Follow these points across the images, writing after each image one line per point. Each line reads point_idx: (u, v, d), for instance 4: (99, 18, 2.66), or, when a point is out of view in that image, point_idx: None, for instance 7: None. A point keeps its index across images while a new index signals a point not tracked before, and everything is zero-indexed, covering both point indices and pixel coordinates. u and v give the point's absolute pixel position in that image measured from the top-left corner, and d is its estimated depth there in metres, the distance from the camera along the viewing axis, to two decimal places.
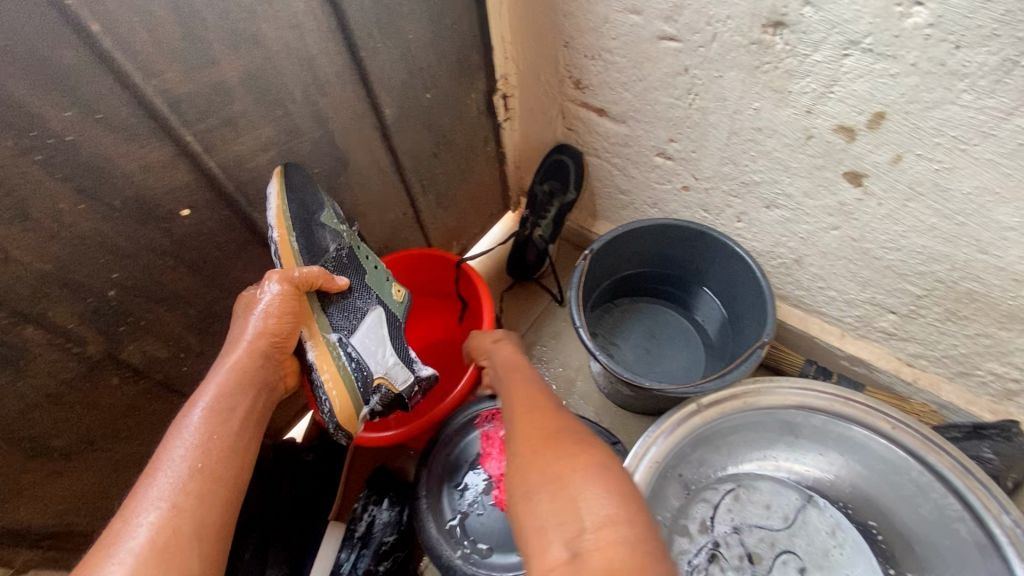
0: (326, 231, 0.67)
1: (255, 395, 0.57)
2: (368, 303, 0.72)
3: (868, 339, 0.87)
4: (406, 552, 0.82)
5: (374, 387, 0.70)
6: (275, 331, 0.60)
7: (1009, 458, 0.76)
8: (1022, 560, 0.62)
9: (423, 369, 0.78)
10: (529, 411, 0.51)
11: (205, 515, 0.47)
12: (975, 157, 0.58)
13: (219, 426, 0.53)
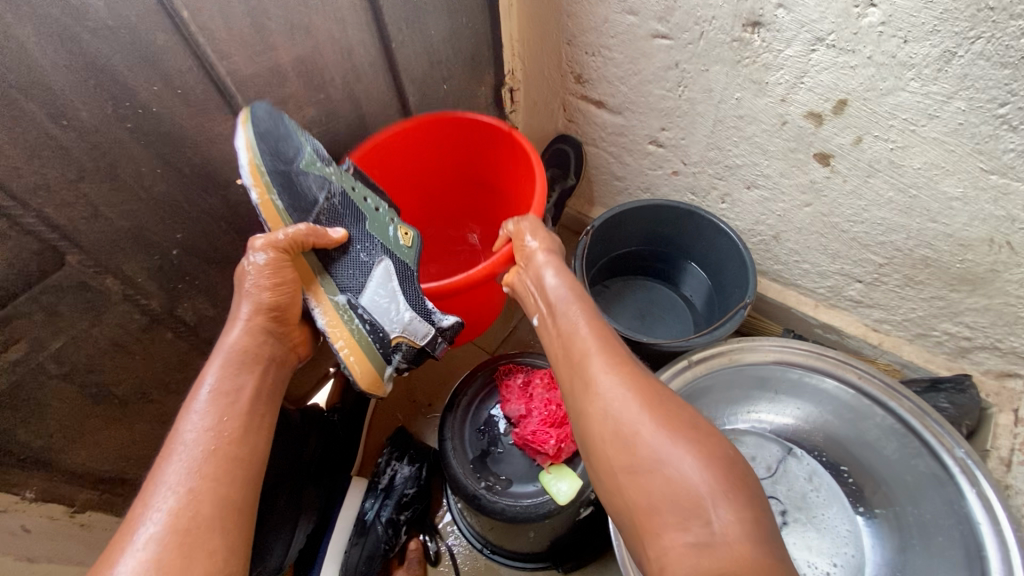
0: (310, 178, 0.64)
1: (257, 375, 0.59)
2: (372, 253, 0.69)
3: (838, 308, 0.97)
4: (424, 506, 0.89)
5: (389, 347, 0.70)
6: (272, 300, 0.61)
7: (963, 406, 0.85)
8: (972, 486, 0.71)
9: (444, 319, 0.72)
10: (628, 389, 0.53)
11: (223, 493, 0.50)
12: (923, 136, 0.68)
13: (226, 409, 0.55)
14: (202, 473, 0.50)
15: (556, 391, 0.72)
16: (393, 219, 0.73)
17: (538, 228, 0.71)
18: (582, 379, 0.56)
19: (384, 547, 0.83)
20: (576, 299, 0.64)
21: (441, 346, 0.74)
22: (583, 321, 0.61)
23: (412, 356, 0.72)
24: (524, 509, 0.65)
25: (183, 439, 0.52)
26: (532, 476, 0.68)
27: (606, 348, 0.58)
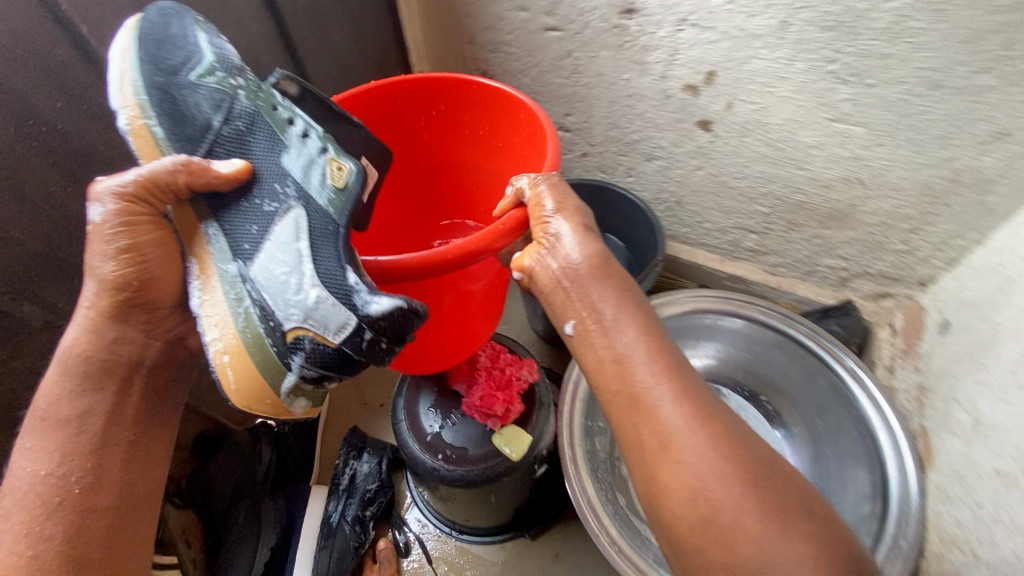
0: (201, 94, 0.47)
1: (107, 392, 0.51)
2: (280, 198, 0.48)
3: (740, 259, 1.09)
4: (390, 497, 0.90)
5: (287, 346, 0.46)
6: (129, 266, 0.47)
7: (850, 327, 0.99)
8: (862, 388, 0.84)
9: (371, 304, 0.44)
10: (731, 465, 0.42)
11: (77, 554, 0.47)
12: (778, 96, 0.80)
13: (64, 450, 0.49)
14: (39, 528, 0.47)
15: (501, 358, 0.75)
16: (322, 150, 0.48)
17: (561, 188, 0.54)
18: (654, 435, 0.44)
19: (353, 546, 0.84)
20: (630, 320, 0.49)
21: (370, 340, 0.46)
22: (646, 352, 0.47)
23: (325, 358, 0.46)
24: (481, 470, 0.70)
25: (19, 484, 0.48)
26: (485, 439, 0.71)
27: (681, 393, 0.45)
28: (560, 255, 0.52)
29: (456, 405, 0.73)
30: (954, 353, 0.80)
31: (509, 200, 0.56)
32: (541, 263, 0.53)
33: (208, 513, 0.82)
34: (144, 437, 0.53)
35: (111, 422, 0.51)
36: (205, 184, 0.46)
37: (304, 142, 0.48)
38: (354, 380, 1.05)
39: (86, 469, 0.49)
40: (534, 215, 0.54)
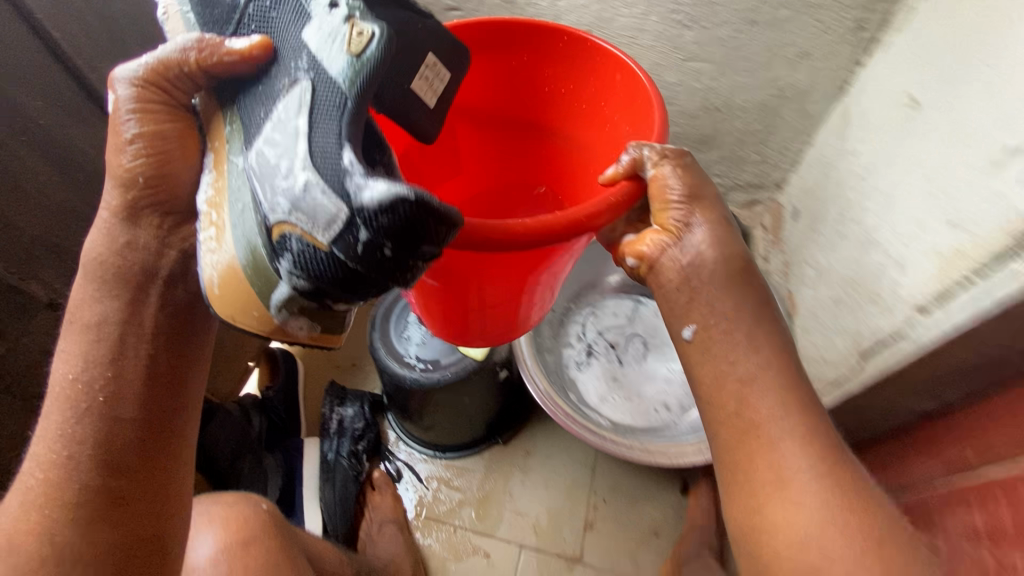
0: None
1: (125, 302, 0.54)
2: (289, 72, 0.44)
3: None
4: (377, 433, 1.02)
5: (273, 244, 0.44)
6: (147, 152, 0.49)
7: None
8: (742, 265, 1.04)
9: (365, 192, 0.38)
10: (844, 522, 0.47)
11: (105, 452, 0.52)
12: (642, 45, 0.99)
13: (88, 363, 0.53)
14: (69, 438, 0.52)
15: None
16: (348, 17, 0.42)
17: (690, 173, 0.55)
18: (769, 471, 0.51)
19: (353, 475, 0.97)
20: (756, 347, 0.54)
21: (367, 242, 0.40)
22: (772, 389, 0.52)
23: (314, 262, 0.42)
24: (453, 373, 0.84)
25: (54, 394, 0.53)
26: (452, 350, 0.86)
27: (794, 428, 0.51)
28: (686, 248, 0.56)
29: (423, 328, 0.87)
30: (804, 231, 1.03)
31: (622, 170, 0.53)
32: (663, 256, 0.56)
33: (212, 471, 0.90)
34: (162, 345, 0.55)
35: (128, 330, 0.54)
36: (219, 63, 0.46)
37: (331, 12, 0.42)
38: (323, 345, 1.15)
39: (107, 378, 0.53)
40: (657, 197, 0.54)
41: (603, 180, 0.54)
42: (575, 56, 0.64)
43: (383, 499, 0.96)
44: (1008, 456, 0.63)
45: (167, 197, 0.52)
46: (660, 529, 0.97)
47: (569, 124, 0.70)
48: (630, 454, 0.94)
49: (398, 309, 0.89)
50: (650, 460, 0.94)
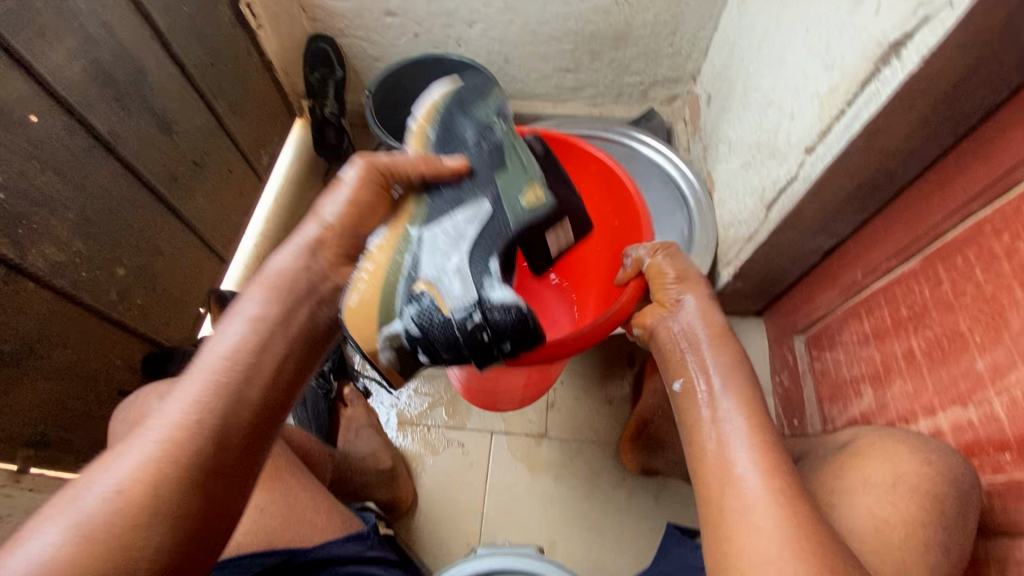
0: (467, 123, 0.69)
1: (290, 298, 0.58)
2: (471, 194, 0.64)
3: (568, 100, 1.33)
4: (340, 354, 1.07)
5: (410, 296, 0.57)
6: (351, 212, 0.63)
7: (655, 129, 1.28)
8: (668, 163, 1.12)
9: (493, 293, 0.56)
10: (785, 539, 0.46)
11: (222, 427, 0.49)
12: None
13: (244, 351, 0.53)
14: (212, 408, 0.49)
15: None
16: (529, 177, 0.65)
17: (678, 263, 0.69)
18: (723, 485, 0.51)
19: (323, 393, 1.01)
20: (733, 394, 0.57)
21: (476, 324, 0.55)
22: (742, 425, 0.55)
23: (431, 320, 0.55)
24: None
25: (207, 363, 0.52)
26: None
27: (765, 466, 0.51)
28: (679, 320, 0.66)
29: None
30: (716, 113, 1.10)
31: (630, 270, 0.72)
32: (659, 319, 0.68)
33: None
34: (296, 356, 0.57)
35: (280, 330, 0.56)
36: (436, 169, 0.64)
37: (489, 220, 0.63)
38: None
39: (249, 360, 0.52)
40: (655, 283, 0.69)
41: (620, 281, 0.74)
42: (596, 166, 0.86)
43: (357, 410, 1.01)
44: (887, 267, 0.73)
45: (350, 245, 0.64)
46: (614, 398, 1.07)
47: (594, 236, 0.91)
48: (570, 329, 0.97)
49: None
50: None
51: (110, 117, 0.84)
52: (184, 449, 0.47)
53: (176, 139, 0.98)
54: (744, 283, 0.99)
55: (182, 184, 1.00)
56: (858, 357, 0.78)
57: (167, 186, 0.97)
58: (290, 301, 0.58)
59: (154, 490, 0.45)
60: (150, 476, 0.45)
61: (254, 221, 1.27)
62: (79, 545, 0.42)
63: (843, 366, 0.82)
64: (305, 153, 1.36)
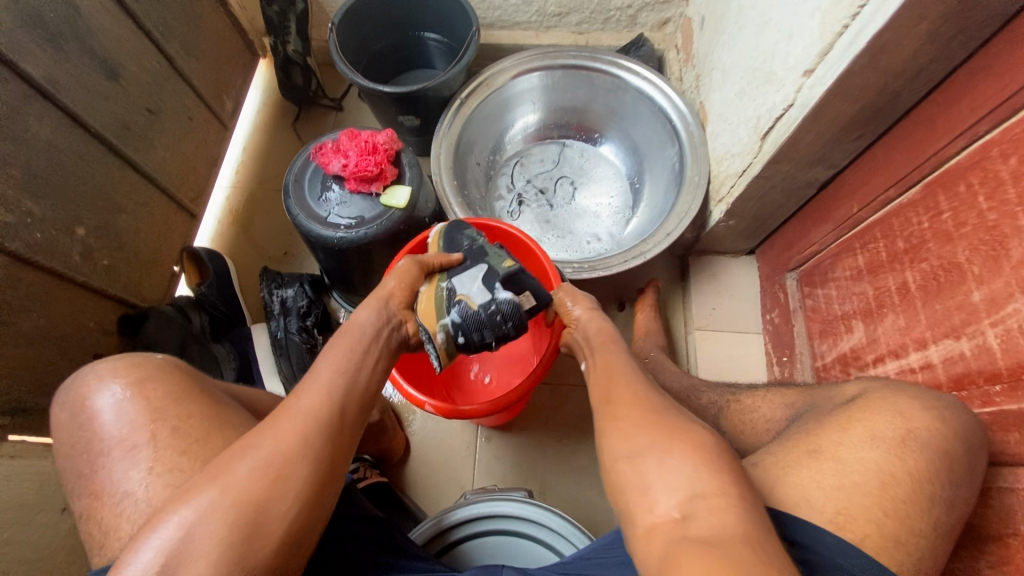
0: (464, 236, 0.72)
1: (378, 318, 0.58)
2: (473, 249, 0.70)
3: (551, 28, 1.24)
4: (322, 309, 1.03)
5: (451, 304, 0.62)
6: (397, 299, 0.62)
7: (645, 57, 1.20)
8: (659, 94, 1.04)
9: (502, 292, 0.62)
10: (626, 401, 0.54)
11: (341, 407, 0.50)
12: None
13: (347, 349, 0.54)
14: (333, 386, 0.50)
15: (360, 136, 0.84)
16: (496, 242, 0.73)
17: (571, 291, 0.74)
18: (599, 394, 0.59)
19: (307, 347, 0.97)
20: (602, 337, 0.66)
21: (498, 310, 0.61)
22: (610, 348, 0.64)
23: (469, 314, 0.61)
24: (380, 226, 0.82)
25: (324, 356, 0.53)
26: (375, 205, 0.84)
27: (624, 371, 0.59)
28: (579, 326, 0.70)
29: (341, 187, 0.84)
30: (710, 38, 1.03)
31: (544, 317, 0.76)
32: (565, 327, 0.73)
33: None
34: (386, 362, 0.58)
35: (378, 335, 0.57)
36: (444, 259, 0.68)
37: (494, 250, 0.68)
38: (246, 237, 1.15)
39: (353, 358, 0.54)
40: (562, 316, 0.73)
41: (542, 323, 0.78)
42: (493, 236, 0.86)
43: None
44: (884, 197, 0.70)
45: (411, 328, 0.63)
46: None
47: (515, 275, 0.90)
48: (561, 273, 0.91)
49: (311, 176, 0.85)
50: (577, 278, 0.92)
51: (46, 63, 0.77)
52: (318, 415, 0.48)
53: (124, 85, 0.90)
54: (736, 220, 0.95)
55: (137, 134, 0.94)
56: (850, 293, 0.76)
57: (120, 137, 0.90)
58: (378, 320, 0.58)
59: (306, 449, 0.46)
60: (304, 436, 0.46)
61: (224, 172, 1.20)
62: (240, 505, 0.42)
63: (834, 302, 0.80)
64: (272, 97, 1.27)
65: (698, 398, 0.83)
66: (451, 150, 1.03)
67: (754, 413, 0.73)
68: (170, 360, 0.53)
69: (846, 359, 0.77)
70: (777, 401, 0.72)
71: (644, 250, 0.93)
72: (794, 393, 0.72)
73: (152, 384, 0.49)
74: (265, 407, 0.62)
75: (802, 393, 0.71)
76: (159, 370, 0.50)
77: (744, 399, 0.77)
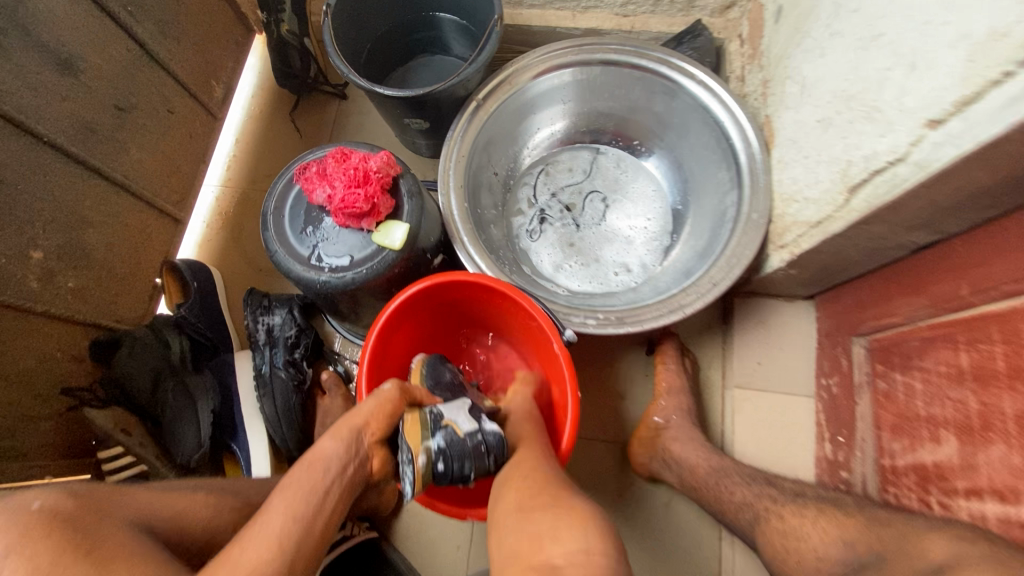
0: (448, 370, 0.77)
1: (347, 452, 0.55)
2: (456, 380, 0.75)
3: (591, 8, 1.04)
4: (313, 339, 0.92)
5: (436, 427, 0.61)
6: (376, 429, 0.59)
7: (701, 49, 1.00)
8: (717, 104, 0.86)
9: (488, 424, 0.63)
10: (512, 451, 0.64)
11: (289, 555, 0.45)
12: None
13: (305, 489, 0.50)
14: (287, 531, 0.46)
15: (350, 160, 0.70)
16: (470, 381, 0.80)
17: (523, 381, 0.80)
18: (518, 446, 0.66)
19: (294, 385, 0.87)
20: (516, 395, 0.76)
21: (481, 439, 0.61)
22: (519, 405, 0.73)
23: (453, 439, 0.60)
24: (371, 269, 0.69)
25: (277, 497, 0.49)
26: (366, 243, 0.71)
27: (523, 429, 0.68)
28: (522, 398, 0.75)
29: (328, 219, 0.71)
30: (786, 36, 0.83)
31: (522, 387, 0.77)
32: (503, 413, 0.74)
33: (132, 404, 0.82)
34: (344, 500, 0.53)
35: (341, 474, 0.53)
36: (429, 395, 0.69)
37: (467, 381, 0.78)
38: (237, 245, 1.04)
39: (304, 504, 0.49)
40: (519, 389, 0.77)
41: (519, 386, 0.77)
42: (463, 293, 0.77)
43: (335, 402, 0.90)
44: (1011, 290, 0.54)
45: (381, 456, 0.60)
46: (627, 391, 0.93)
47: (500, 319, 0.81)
48: (583, 327, 0.77)
49: (294, 204, 0.72)
50: (602, 333, 0.77)
51: None
52: (264, 569, 0.43)
53: (85, 80, 0.78)
54: (799, 270, 0.79)
55: (104, 136, 0.82)
56: (943, 396, 0.61)
57: (82, 141, 0.78)
58: (346, 453, 0.55)
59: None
60: None
61: (214, 168, 1.08)
62: None
63: (918, 398, 0.65)
64: (269, 80, 1.13)
65: (731, 494, 0.72)
66: (463, 164, 0.87)
67: (801, 542, 0.59)
68: (49, 510, 0.42)
69: (926, 475, 0.63)
70: (833, 531, 0.58)
71: (683, 303, 0.78)
72: (851, 523, 0.57)
73: (12, 564, 0.38)
74: (193, 524, 0.54)
75: (866, 527, 0.56)
76: (25, 539, 0.40)
77: (785, 517, 0.63)
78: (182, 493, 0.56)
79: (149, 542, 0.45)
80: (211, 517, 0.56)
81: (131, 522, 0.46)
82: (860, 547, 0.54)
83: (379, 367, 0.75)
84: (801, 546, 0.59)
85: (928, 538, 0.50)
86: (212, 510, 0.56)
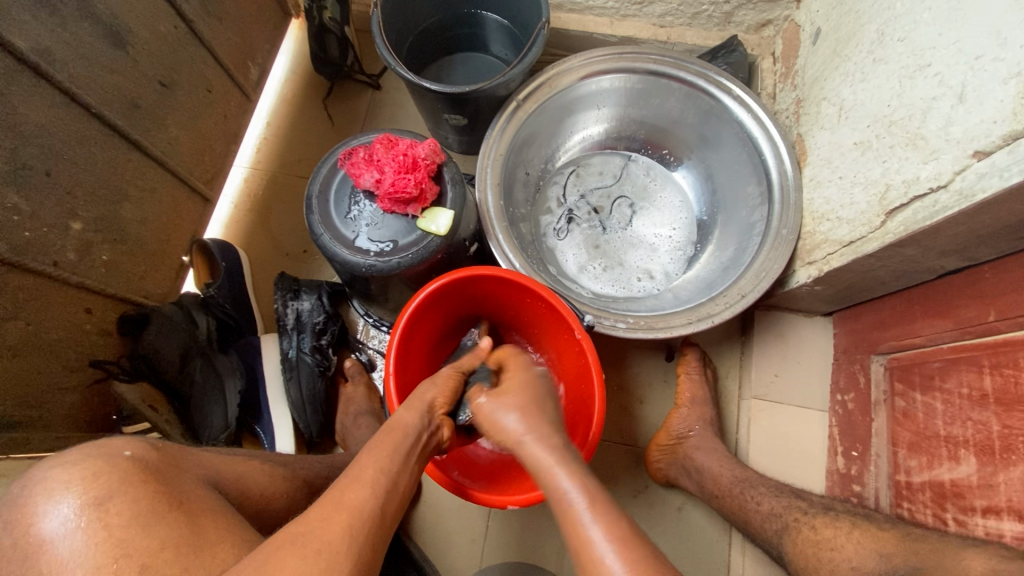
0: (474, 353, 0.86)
1: (421, 420, 0.59)
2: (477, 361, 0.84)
3: (629, 17, 1.05)
4: (341, 325, 0.93)
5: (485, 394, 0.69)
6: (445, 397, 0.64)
7: (736, 64, 1.02)
8: (754, 121, 0.88)
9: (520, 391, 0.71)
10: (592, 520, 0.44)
11: (370, 494, 0.47)
12: None
13: (389, 445, 0.53)
14: (371, 494, 0.47)
15: (397, 146, 0.71)
16: None
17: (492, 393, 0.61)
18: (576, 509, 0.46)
19: (319, 371, 0.88)
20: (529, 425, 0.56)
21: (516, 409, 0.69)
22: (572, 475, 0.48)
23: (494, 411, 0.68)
24: (415, 254, 0.70)
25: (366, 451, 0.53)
26: (410, 228, 0.71)
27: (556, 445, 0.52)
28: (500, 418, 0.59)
29: (372, 203, 0.72)
30: (825, 58, 0.85)
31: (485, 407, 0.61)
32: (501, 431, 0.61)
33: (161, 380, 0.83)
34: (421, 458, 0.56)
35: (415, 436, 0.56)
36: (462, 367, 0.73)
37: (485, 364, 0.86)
38: (265, 227, 1.05)
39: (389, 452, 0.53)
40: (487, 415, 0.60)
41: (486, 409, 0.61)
42: (482, 286, 0.78)
43: (357, 389, 0.91)
44: None
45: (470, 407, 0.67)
46: (645, 396, 0.96)
47: (516, 308, 0.82)
48: (613, 330, 0.78)
49: (341, 188, 0.73)
50: (631, 337, 0.79)
51: (35, 31, 0.65)
52: (360, 507, 0.45)
53: (133, 54, 0.78)
54: (825, 287, 0.81)
55: (146, 112, 0.82)
56: (964, 417, 0.64)
57: (125, 116, 0.79)
58: (420, 422, 0.59)
59: (348, 542, 0.42)
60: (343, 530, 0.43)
61: (244, 149, 1.08)
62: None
63: (938, 418, 0.68)
64: (305, 66, 1.13)
65: (757, 505, 0.74)
66: (500, 162, 0.88)
67: (835, 554, 0.63)
68: (140, 459, 0.47)
69: (943, 492, 0.65)
70: (868, 544, 0.62)
71: (712, 312, 0.80)
72: (887, 537, 0.62)
73: (117, 505, 0.43)
74: (256, 490, 0.57)
75: (902, 543, 0.60)
76: (122, 484, 0.44)
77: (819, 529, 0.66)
78: (241, 459, 0.58)
79: (220, 501, 0.49)
80: (268, 484, 0.58)
81: (203, 480, 0.50)
82: (895, 560, 0.59)
83: (404, 361, 0.75)
84: (835, 557, 0.63)
85: (967, 556, 0.54)
86: (268, 478, 0.59)
